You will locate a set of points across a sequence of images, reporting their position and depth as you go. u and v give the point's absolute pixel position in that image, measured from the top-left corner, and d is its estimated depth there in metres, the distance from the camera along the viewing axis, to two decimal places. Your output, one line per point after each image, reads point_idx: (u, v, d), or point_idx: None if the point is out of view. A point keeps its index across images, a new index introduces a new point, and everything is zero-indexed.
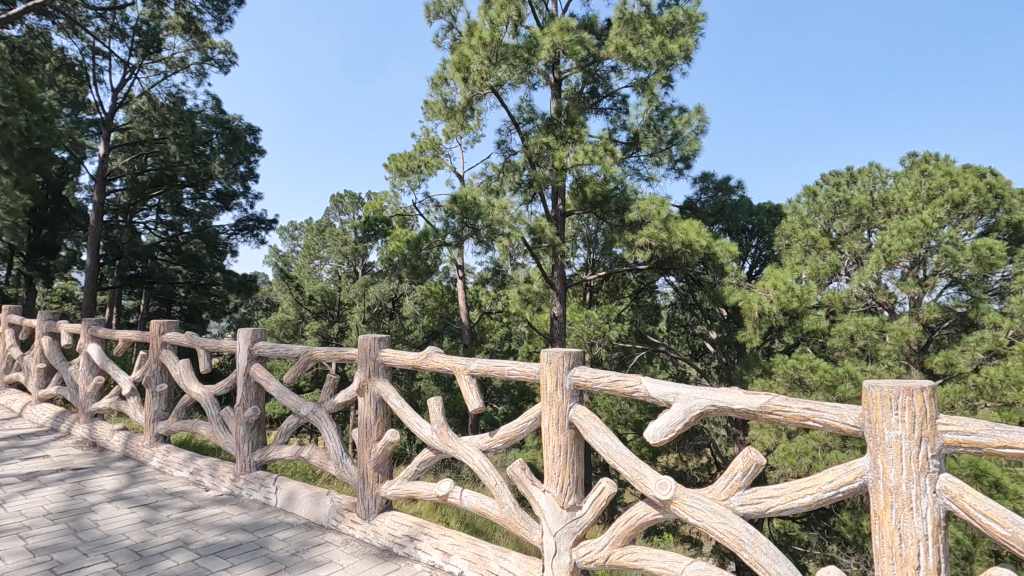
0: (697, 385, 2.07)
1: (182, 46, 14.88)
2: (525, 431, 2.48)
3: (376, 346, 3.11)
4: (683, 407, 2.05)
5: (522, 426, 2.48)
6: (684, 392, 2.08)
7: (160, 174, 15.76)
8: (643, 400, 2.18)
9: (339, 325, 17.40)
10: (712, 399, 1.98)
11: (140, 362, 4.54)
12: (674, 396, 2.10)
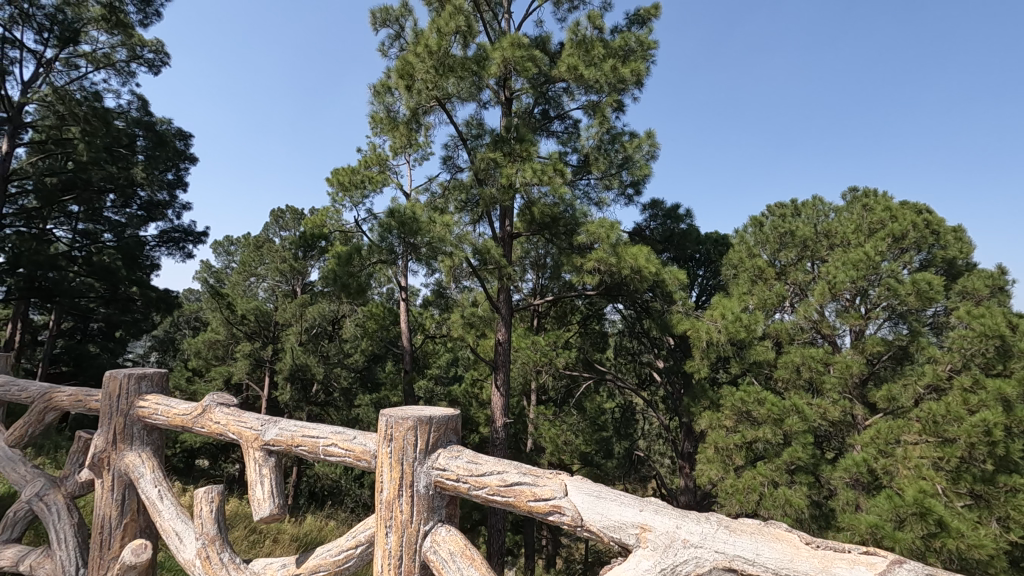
0: (691, 522, 1.42)
1: (107, 41, 13.29)
2: (350, 564, 1.90)
3: (132, 393, 2.59)
4: (654, 561, 1.38)
5: (346, 560, 1.91)
6: (654, 530, 1.43)
7: (72, 177, 13.26)
8: (571, 529, 1.55)
9: (273, 347, 16.05)
10: (724, 553, 1.34)
11: None
12: (639, 531, 1.45)
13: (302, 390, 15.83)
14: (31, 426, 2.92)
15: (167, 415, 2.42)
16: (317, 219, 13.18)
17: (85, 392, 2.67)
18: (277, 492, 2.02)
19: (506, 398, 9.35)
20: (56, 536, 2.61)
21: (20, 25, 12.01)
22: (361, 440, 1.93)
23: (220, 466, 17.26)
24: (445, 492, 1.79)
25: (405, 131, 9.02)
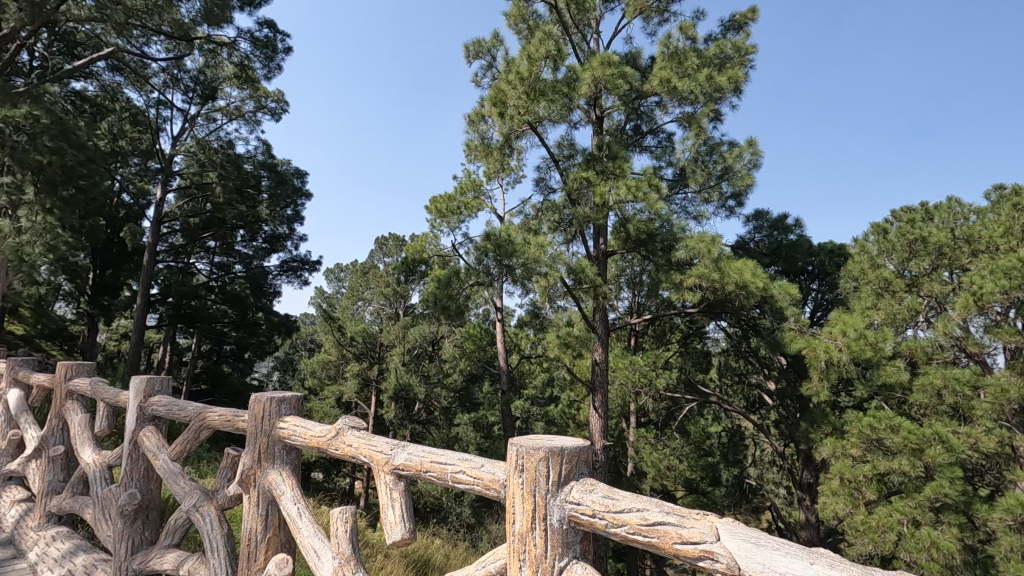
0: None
1: (238, 96, 15.01)
2: None
3: (274, 412, 2.04)
4: None
5: None
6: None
7: (211, 217, 15.51)
8: None
9: (379, 367, 16.94)
10: None
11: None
12: None
13: (405, 409, 16.49)
14: (191, 444, 2.22)
15: (304, 438, 1.91)
16: (418, 244, 13.83)
17: (236, 412, 2.13)
18: (408, 516, 1.64)
19: (606, 420, 9.14)
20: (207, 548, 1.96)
21: (171, 87, 13.91)
22: (491, 466, 1.57)
23: (333, 479, 18.28)
24: (582, 527, 1.42)
25: (499, 156, 9.25)
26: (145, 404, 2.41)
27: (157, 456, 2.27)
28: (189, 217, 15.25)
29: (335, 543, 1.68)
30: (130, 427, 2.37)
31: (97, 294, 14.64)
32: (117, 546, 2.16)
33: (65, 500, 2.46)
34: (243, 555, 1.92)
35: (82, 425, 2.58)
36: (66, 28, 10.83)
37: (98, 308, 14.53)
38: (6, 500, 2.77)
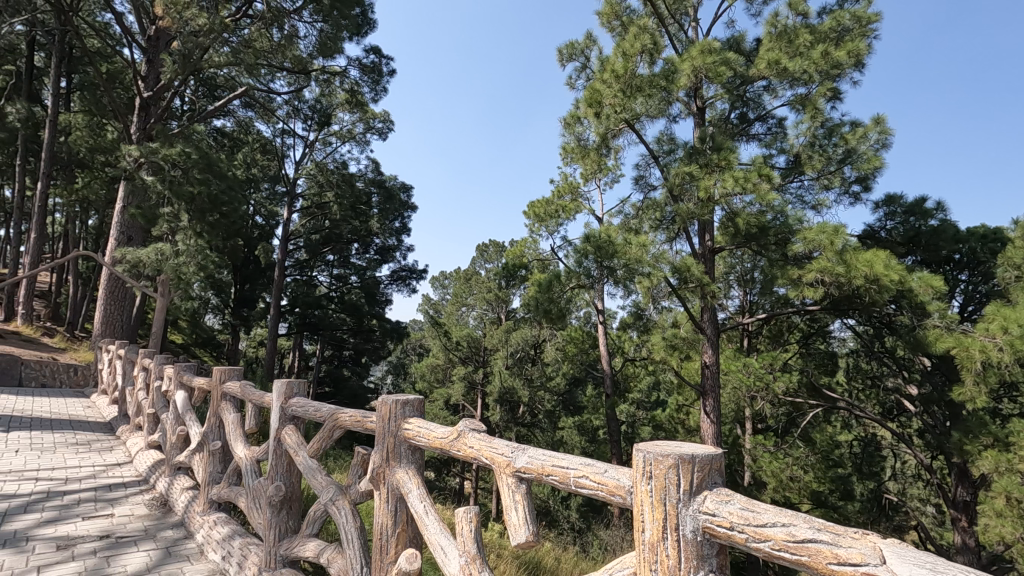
0: None
1: (349, 120, 16.18)
2: None
3: (398, 414, 1.91)
4: None
5: None
6: None
7: (329, 233, 16.81)
8: None
9: (484, 371, 17.35)
10: None
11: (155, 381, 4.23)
12: None
13: (510, 412, 16.73)
14: (326, 443, 2.20)
15: (427, 440, 1.76)
16: (517, 249, 14.04)
17: (366, 413, 2.10)
18: (532, 518, 1.45)
19: (719, 426, 8.62)
20: (342, 541, 1.94)
21: (293, 117, 15.35)
22: (614, 470, 1.34)
23: (444, 479, 19.00)
24: (721, 542, 1.16)
25: (596, 158, 9.15)
26: (285, 406, 2.46)
27: (297, 453, 2.27)
28: (311, 234, 16.68)
29: (461, 547, 1.52)
30: (276, 425, 2.43)
31: (238, 307, 16.47)
32: (267, 533, 2.27)
33: (223, 490, 2.74)
34: (376, 550, 1.84)
35: (234, 423, 2.85)
36: (209, 75, 12.40)
37: (239, 319, 16.35)
38: (176, 488, 3.16)
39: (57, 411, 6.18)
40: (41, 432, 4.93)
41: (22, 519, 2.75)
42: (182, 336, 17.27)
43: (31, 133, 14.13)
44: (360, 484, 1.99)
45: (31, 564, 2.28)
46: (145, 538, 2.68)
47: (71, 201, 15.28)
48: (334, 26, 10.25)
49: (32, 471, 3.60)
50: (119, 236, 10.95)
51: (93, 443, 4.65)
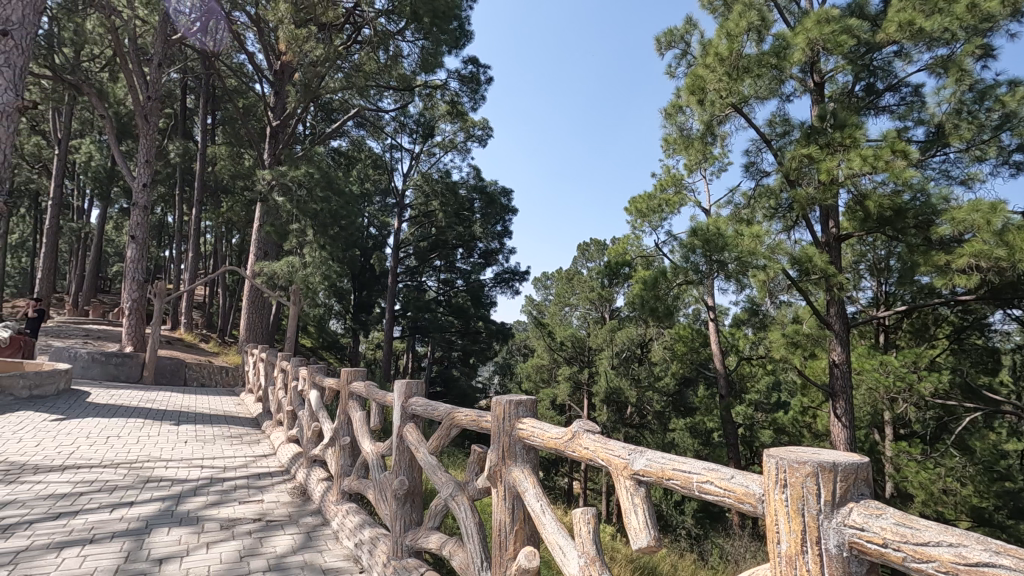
0: None
1: (451, 130, 16.82)
2: None
3: (513, 414, 1.94)
4: None
5: None
6: None
7: (436, 239, 17.57)
8: None
9: (589, 371, 17.17)
10: None
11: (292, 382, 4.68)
12: None
13: (618, 412, 16.39)
14: (444, 441, 2.29)
15: (542, 439, 1.77)
16: (620, 246, 13.77)
17: (481, 412, 2.16)
18: (653, 523, 1.41)
19: (853, 431, 7.81)
20: (462, 535, 2.01)
21: (400, 133, 16.26)
22: (742, 477, 1.27)
23: (552, 478, 19.08)
24: (872, 560, 1.05)
25: (700, 147, 8.73)
26: (406, 405, 2.59)
27: (418, 450, 2.39)
28: (420, 241, 17.54)
29: (580, 547, 1.52)
30: (398, 423, 2.58)
31: (357, 312, 17.77)
32: (394, 524, 2.42)
33: (353, 482, 2.96)
34: (495, 545, 1.90)
35: (361, 420, 3.07)
36: (326, 100, 13.53)
37: (359, 324, 17.61)
38: (313, 478, 3.47)
39: (214, 407, 7.05)
40: (204, 425, 5.66)
41: (193, 501, 3.18)
42: (311, 340, 18.97)
43: (186, 166, 16.29)
44: (479, 481, 2.05)
45: (202, 539, 2.62)
46: (291, 523, 2.99)
47: (219, 223, 17.38)
48: (434, 42, 10.70)
49: (200, 459, 4.15)
50: (258, 252, 12.29)
51: (244, 436, 5.26)
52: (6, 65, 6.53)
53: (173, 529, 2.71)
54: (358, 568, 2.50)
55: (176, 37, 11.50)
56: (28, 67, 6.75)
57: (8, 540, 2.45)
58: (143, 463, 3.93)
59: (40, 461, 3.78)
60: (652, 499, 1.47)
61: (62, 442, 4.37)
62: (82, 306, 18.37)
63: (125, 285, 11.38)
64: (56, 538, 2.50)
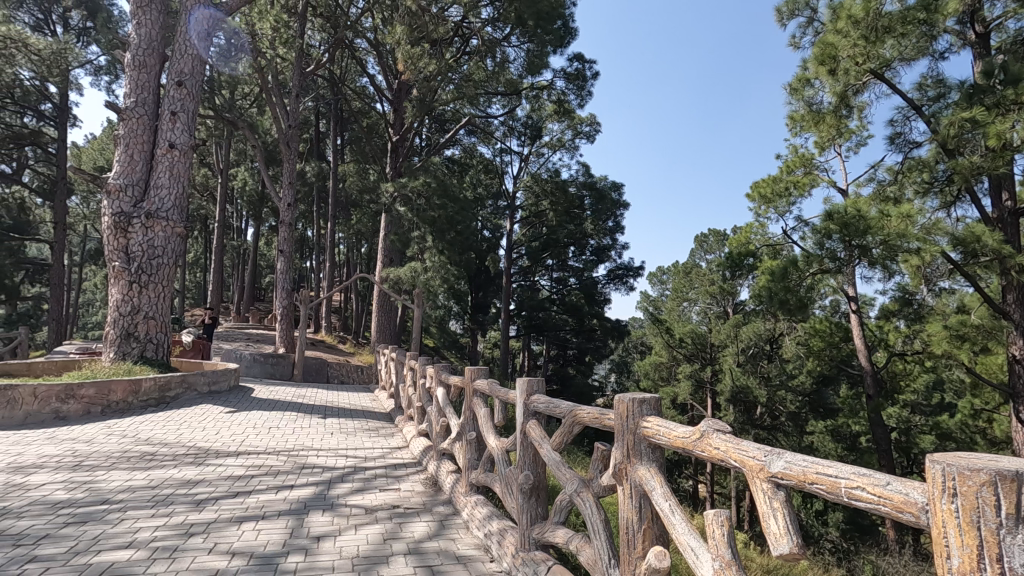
0: None
1: (559, 129, 16.87)
2: None
3: (636, 412, 1.92)
4: None
5: None
6: None
7: (548, 239, 17.64)
8: None
9: (713, 368, 16.27)
10: None
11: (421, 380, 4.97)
12: None
13: (746, 413, 15.17)
14: (566, 438, 2.31)
15: (668, 437, 1.73)
16: (742, 236, 12.92)
17: (603, 410, 2.15)
18: (795, 529, 1.31)
19: None
20: (589, 532, 2.01)
21: (509, 136, 16.62)
22: (900, 484, 1.15)
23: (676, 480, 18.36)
24: None
25: (833, 121, 7.93)
26: (528, 402, 2.65)
27: (541, 446, 2.43)
28: (532, 241, 17.72)
29: (714, 550, 1.46)
30: (521, 420, 2.64)
31: (475, 313, 18.44)
32: (521, 517, 2.49)
33: (480, 475, 3.09)
34: (623, 544, 1.88)
35: (485, 416, 3.19)
36: (440, 112, 14.21)
37: (476, 324, 18.26)
38: (443, 471, 3.67)
39: (353, 403, 7.73)
40: (346, 419, 6.24)
41: (341, 487, 3.52)
42: (434, 340, 20.04)
43: (321, 184, 18.02)
44: (603, 479, 2.05)
45: (350, 522, 2.90)
46: (425, 511, 3.20)
47: (350, 234, 19.03)
48: (539, 43, 10.81)
49: (344, 449, 4.59)
50: (384, 259, 13.24)
51: (380, 429, 5.71)
52: (182, 111, 7.71)
53: (327, 511, 3.03)
54: (489, 557, 2.62)
55: (308, 69, 12.76)
56: (197, 110, 7.88)
57: (200, 512, 2.90)
58: (299, 451, 4.43)
59: (220, 447, 4.41)
60: (794, 504, 1.38)
61: (234, 431, 5.06)
62: (243, 313, 21.07)
63: (276, 294, 12.88)
64: (236, 514, 2.91)
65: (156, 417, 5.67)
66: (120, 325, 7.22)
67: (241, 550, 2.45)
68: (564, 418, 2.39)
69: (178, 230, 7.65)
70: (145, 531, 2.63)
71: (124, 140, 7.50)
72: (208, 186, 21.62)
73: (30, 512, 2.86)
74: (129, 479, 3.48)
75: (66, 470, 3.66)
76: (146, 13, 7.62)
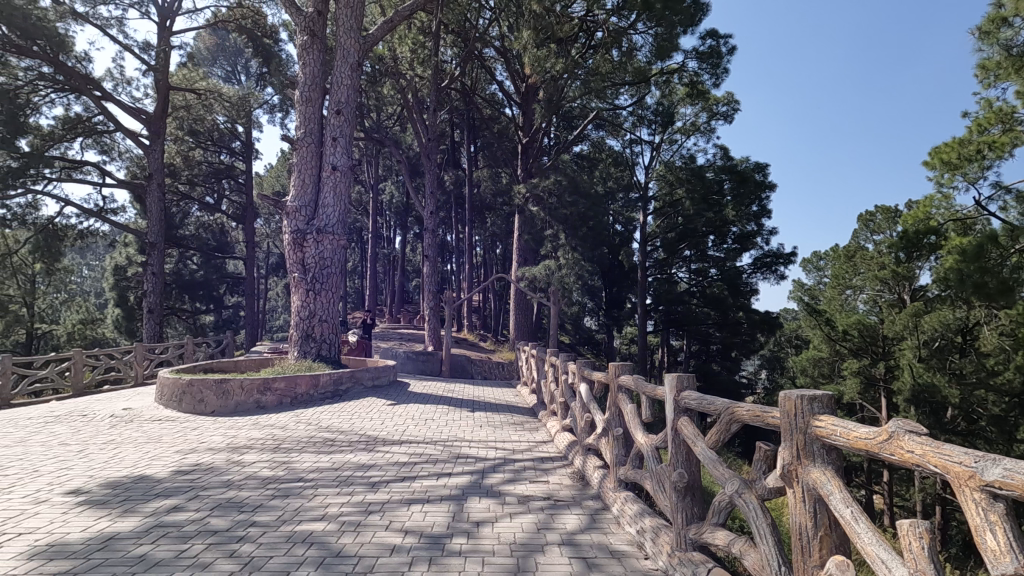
0: None
1: (693, 112, 16.01)
2: None
3: (806, 410, 1.77)
4: None
5: None
6: None
7: (685, 229, 16.70)
8: None
9: (886, 364, 14.31)
10: None
11: (563, 377, 5.03)
12: None
13: (934, 417, 12.57)
14: (725, 436, 2.20)
15: (847, 437, 1.58)
16: (920, 211, 11.21)
17: (765, 407, 2.01)
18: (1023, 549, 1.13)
19: None
20: (754, 538, 1.90)
21: (638, 126, 16.17)
22: None
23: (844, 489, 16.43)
24: None
25: None
26: (679, 398, 2.56)
27: (695, 443, 2.34)
28: (668, 232, 16.95)
29: (912, 564, 1.30)
30: (671, 416, 2.57)
31: (610, 308, 18.20)
32: (676, 516, 2.43)
33: (629, 472, 3.06)
34: (796, 551, 1.75)
35: (632, 413, 3.15)
36: (568, 110, 14.27)
37: (611, 320, 17.99)
38: (590, 465, 3.70)
39: (498, 398, 8.07)
40: (492, 413, 6.56)
41: (494, 476, 3.72)
42: (569, 337, 20.17)
43: (458, 191, 19.08)
44: (768, 480, 1.92)
45: (505, 510, 3.06)
46: (575, 505, 3.26)
47: (486, 236, 19.89)
48: (668, 26, 10.40)
49: (494, 442, 4.83)
50: (519, 259, 13.63)
51: (525, 424, 5.91)
52: (341, 136, 8.65)
53: (483, 498, 3.23)
54: (643, 554, 2.59)
55: (443, 83, 13.58)
56: (353, 134, 8.78)
57: (375, 493, 3.26)
58: (453, 442, 4.76)
59: (386, 436, 4.89)
60: (1018, 519, 1.18)
61: (396, 422, 5.57)
62: (396, 315, 23.06)
63: (424, 296, 13.91)
64: (404, 496, 3.22)
65: (333, 408, 6.45)
66: (301, 328, 8.34)
67: (412, 529, 2.71)
68: (719, 415, 2.29)
69: (342, 242, 8.61)
70: (334, 506, 3.03)
71: (297, 167, 8.62)
72: (362, 201, 24.00)
73: (247, 485, 3.43)
74: (317, 461, 4.01)
75: (268, 451, 4.31)
76: (309, 54, 8.66)
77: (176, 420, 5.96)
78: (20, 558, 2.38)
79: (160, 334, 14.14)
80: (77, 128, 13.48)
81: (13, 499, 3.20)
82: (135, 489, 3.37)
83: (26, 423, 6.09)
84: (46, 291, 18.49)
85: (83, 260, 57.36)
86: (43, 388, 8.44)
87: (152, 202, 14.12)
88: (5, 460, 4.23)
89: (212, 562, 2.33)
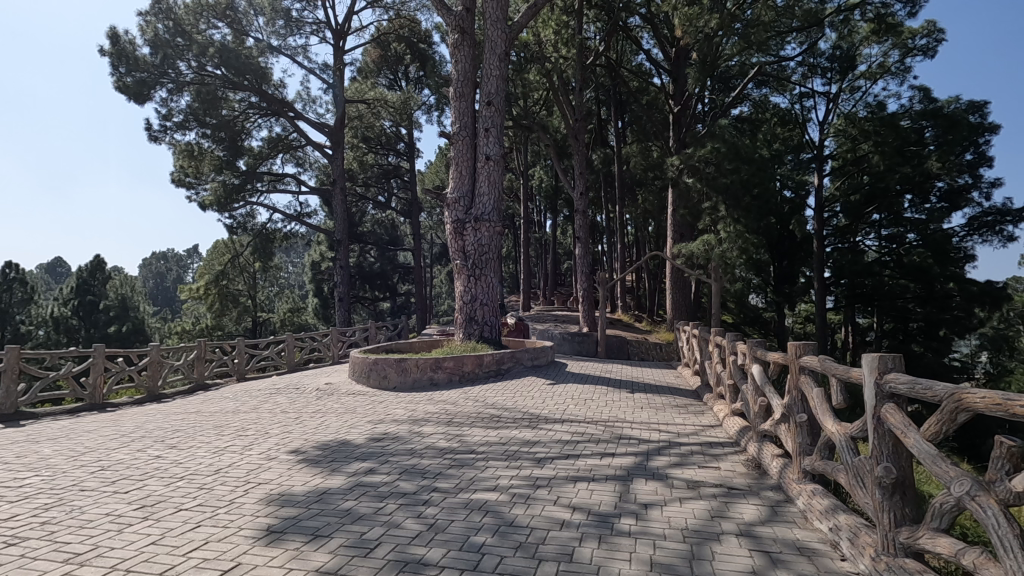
0: None
1: (881, 51, 13.68)
2: None
3: None
4: None
5: None
6: None
7: (873, 189, 14.19)
8: None
9: None
10: None
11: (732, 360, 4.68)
12: None
13: None
14: (948, 426, 1.85)
15: None
16: None
17: (1008, 395, 1.65)
18: None
19: None
20: (998, 547, 1.57)
21: (811, 77, 14.29)
22: None
23: None
24: None
25: None
26: (882, 382, 2.21)
27: (907, 435, 2.00)
28: (850, 194, 14.72)
29: None
30: (872, 402, 2.23)
31: (780, 284, 16.51)
32: (880, 516, 2.13)
33: (817, 462, 2.76)
34: None
35: (819, 398, 2.81)
36: (723, 69, 13.19)
37: (782, 297, 16.32)
38: (767, 454, 3.40)
39: (659, 380, 7.84)
40: (653, 395, 6.38)
41: (661, 459, 3.63)
42: (733, 316, 18.80)
43: (607, 168, 18.75)
44: (1013, 482, 1.57)
45: (674, 494, 2.96)
46: (753, 494, 3.04)
47: (638, 213, 19.31)
48: None
49: (657, 424, 4.71)
50: (674, 235, 13.04)
51: (690, 407, 5.66)
52: (492, 126, 8.99)
53: (649, 481, 3.16)
54: (839, 555, 2.32)
55: (588, 61, 13.38)
56: (503, 122, 9.06)
57: (542, 468, 3.37)
58: (614, 422, 4.72)
59: (548, 414, 5.02)
60: None
61: (557, 401, 5.70)
62: (550, 297, 23.53)
63: (578, 278, 13.98)
64: (570, 473, 3.29)
65: (497, 386, 6.80)
66: (465, 311, 8.91)
67: (580, 506, 2.74)
68: (938, 402, 1.93)
69: (497, 229, 8.98)
70: (505, 478, 3.20)
71: (455, 160, 9.14)
72: (513, 188, 24.78)
73: (428, 454, 3.77)
74: (487, 435, 4.27)
75: (444, 424, 4.69)
76: (460, 51, 9.08)
77: (366, 394, 6.78)
78: (261, 503, 2.90)
79: (348, 320, 16.15)
80: (279, 146, 15.85)
81: (252, 455, 3.91)
82: (339, 452, 3.91)
83: (257, 394, 7.38)
84: (264, 284, 22.19)
85: (290, 258, 67.64)
86: (266, 365, 10.16)
87: (337, 204, 16.13)
88: (245, 423, 5.18)
89: (403, 521, 2.60)
